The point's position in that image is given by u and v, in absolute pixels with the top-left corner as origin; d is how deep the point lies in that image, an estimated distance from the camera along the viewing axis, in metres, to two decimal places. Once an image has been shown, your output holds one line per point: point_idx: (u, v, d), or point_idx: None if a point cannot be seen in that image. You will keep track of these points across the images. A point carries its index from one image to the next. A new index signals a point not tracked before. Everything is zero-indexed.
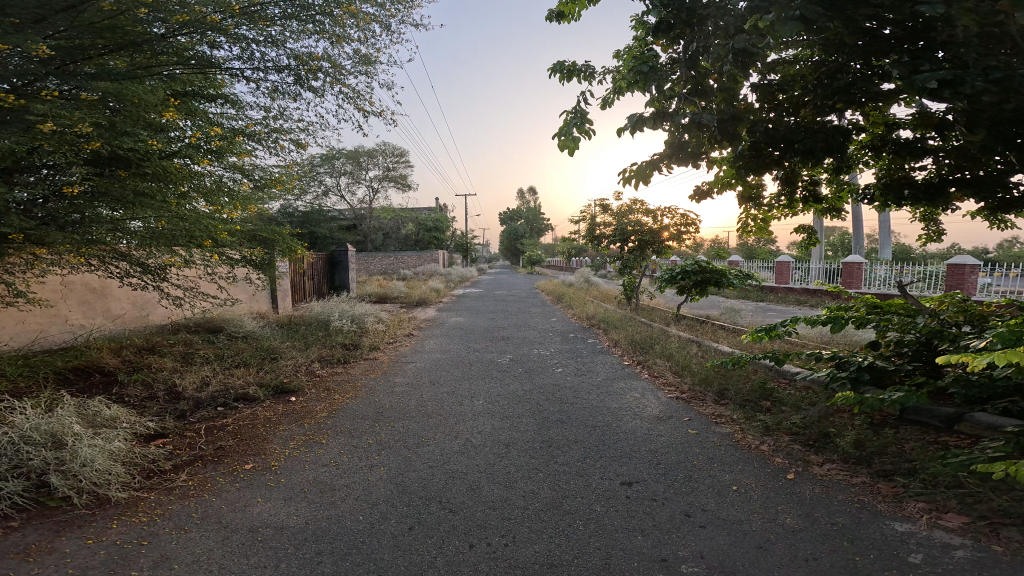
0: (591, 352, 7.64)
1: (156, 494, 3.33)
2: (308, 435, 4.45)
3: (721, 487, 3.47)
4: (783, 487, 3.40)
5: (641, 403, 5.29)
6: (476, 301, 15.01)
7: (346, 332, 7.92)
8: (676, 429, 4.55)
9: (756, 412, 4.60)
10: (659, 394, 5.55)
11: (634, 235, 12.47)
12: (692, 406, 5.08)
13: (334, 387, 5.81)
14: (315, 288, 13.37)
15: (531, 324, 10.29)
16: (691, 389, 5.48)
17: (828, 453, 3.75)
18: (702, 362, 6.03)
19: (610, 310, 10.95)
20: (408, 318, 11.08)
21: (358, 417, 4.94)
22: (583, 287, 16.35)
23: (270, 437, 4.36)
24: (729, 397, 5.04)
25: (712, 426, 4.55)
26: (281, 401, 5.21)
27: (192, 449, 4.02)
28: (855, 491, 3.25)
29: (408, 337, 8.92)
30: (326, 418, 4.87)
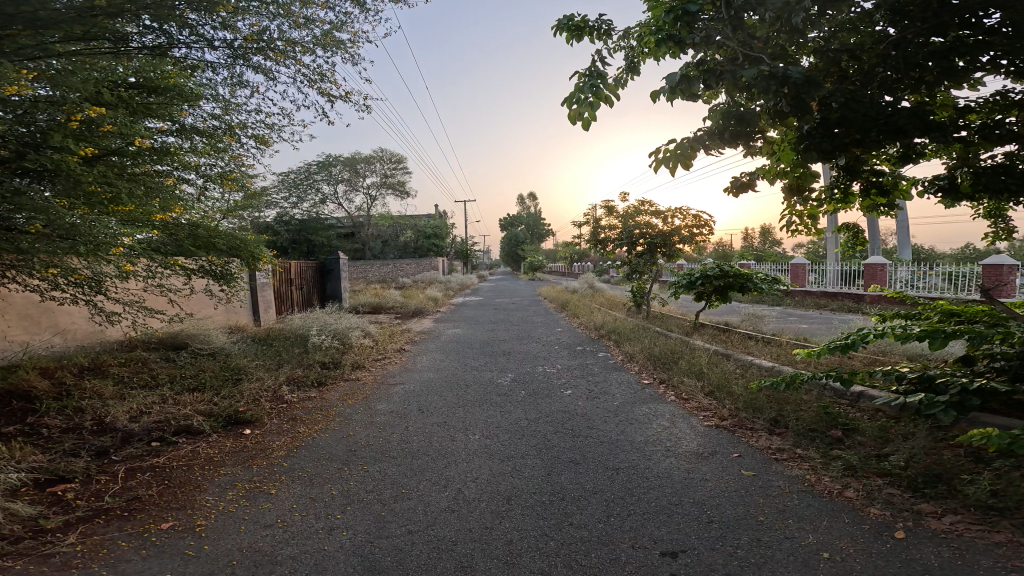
0: (606, 369, 6.69)
1: (24, 564, 2.46)
2: (253, 482, 3.54)
3: (807, 554, 2.54)
4: (896, 553, 2.48)
5: (674, 435, 4.36)
6: (476, 311, 14.08)
7: (328, 349, 7.02)
8: (725, 470, 3.62)
9: (826, 446, 3.67)
10: (694, 422, 4.61)
11: (642, 238, 11.57)
12: (739, 437, 4.14)
13: (302, 416, 4.89)
14: (304, 298, 12.46)
15: (535, 335, 9.36)
16: (733, 416, 4.55)
17: (944, 501, 2.83)
18: (740, 382, 5.10)
19: (622, 320, 10.00)
20: (401, 331, 10.16)
21: (322, 459, 4.00)
22: (588, 294, 15.38)
23: (203, 485, 3.44)
24: (785, 426, 4.11)
25: (771, 464, 3.62)
26: (233, 435, 4.29)
27: (96, 500, 3.11)
28: (1005, 556, 2.35)
29: (399, 353, 8.00)
30: (282, 459, 3.95)
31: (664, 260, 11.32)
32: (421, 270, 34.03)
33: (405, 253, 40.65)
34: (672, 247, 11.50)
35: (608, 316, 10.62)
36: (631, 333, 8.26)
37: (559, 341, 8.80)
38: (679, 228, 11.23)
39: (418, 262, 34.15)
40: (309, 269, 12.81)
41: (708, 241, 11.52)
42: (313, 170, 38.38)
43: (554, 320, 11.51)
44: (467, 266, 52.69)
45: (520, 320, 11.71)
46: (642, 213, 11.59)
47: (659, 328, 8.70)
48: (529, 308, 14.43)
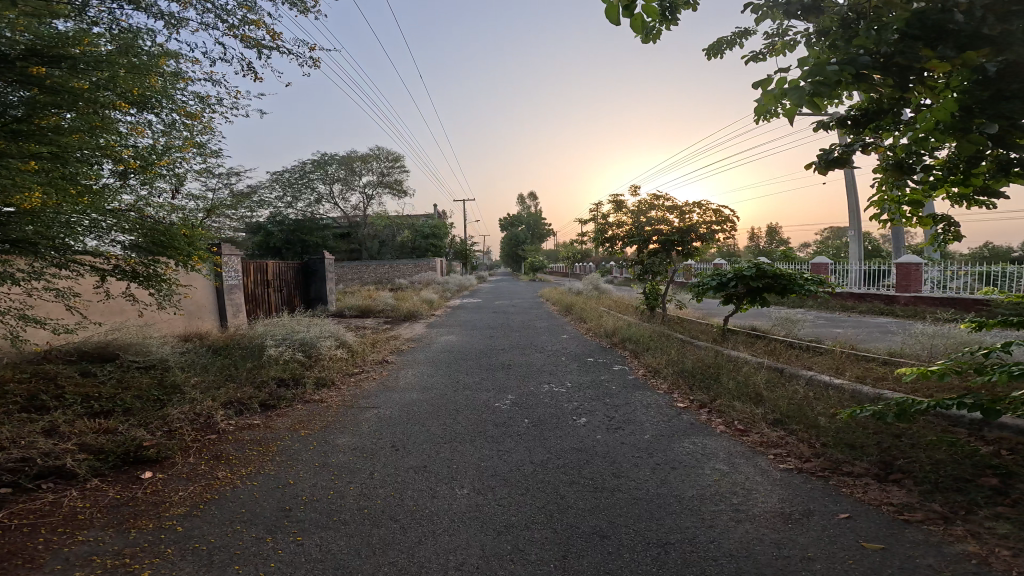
0: (627, 387, 5.56)
1: None
2: (123, 563, 2.39)
3: None
4: None
5: (736, 484, 3.23)
6: (473, 314, 12.92)
7: (296, 364, 5.91)
8: (831, 541, 2.51)
9: (979, 512, 2.55)
10: (759, 462, 3.49)
11: (656, 235, 10.33)
12: (834, 488, 3.01)
13: (234, 454, 3.74)
14: (287, 300, 11.33)
15: (539, 344, 8.18)
16: (815, 456, 3.41)
17: None
18: (812, 413, 3.96)
19: (637, 324, 8.86)
20: (388, 338, 9.03)
21: (238, 522, 2.86)
22: (594, 297, 14.18)
23: (43, 566, 2.31)
24: (903, 477, 2.98)
25: (900, 533, 2.50)
26: (134, 484, 3.15)
27: None
28: None
29: (380, 366, 6.85)
30: (182, 523, 2.80)
31: (680, 259, 10.08)
32: (417, 271, 32.77)
33: (401, 253, 39.44)
34: (689, 245, 10.20)
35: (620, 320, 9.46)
36: (652, 341, 7.12)
37: (567, 351, 7.67)
38: (699, 224, 9.92)
39: (414, 262, 32.87)
40: (293, 269, 11.69)
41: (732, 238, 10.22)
42: (307, 169, 37.25)
43: (560, 325, 10.35)
44: (466, 267, 51.43)
45: (521, 325, 10.56)
46: (656, 207, 10.26)
47: (682, 335, 7.55)
48: (531, 311, 13.26)
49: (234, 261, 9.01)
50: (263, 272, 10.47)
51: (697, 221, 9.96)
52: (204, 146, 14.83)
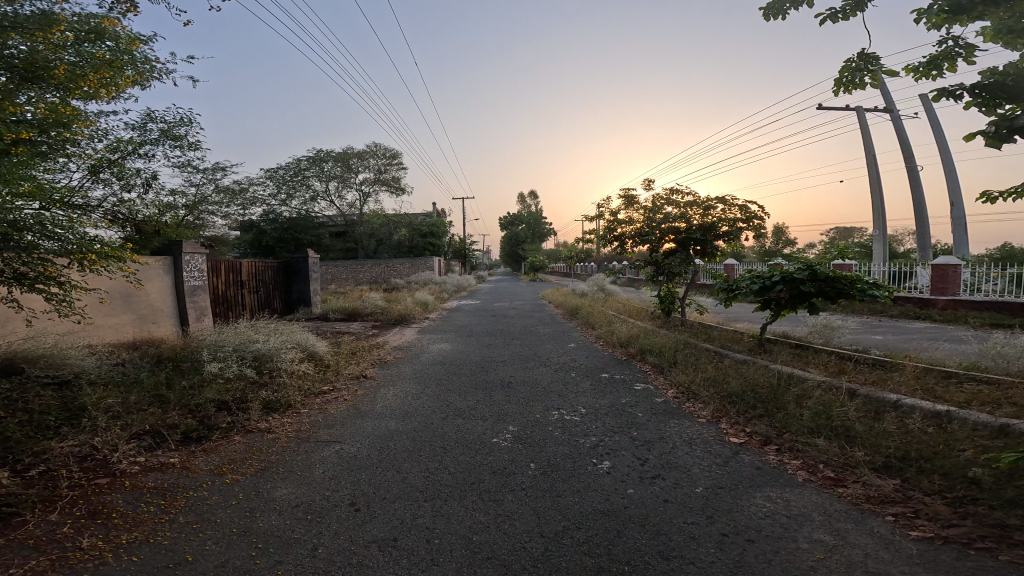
0: (659, 415, 4.52)
1: None
2: None
3: None
4: None
5: (854, 566, 2.23)
6: (470, 317, 11.85)
7: (251, 384, 4.86)
8: None
9: None
10: (878, 529, 2.49)
11: (672, 231, 9.16)
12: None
13: (121, 511, 2.73)
14: (264, 302, 10.29)
15: (544, 355, 7.14)
16: (960, 522, 2.46)
17: None
18: (934, 457, 3.02)
19: (656, 330, 7.82)
20: (375, 344, 8.00)
21: None
22: (601, 299, 13.11)
23: None
24: None
25: None
26: None
27: None
28: None
29: (359, 382, 5.81)
30: None
31: (700, 259, 8.86)
32: (415, 270, 31.74)
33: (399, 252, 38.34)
34: (711, 245, 8.97)
35: (635, 325, 8.41)
36: (679, 353, 6.08)
37: (579, 363, 6.64)
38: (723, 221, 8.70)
39: (411, 261, 31.78)
40: (272, 268, 10.62)
41: (759, 236, 9.05)
42: (302, 165, 36.17)
43: (567, 330, 9.31)
44: (465, 266, 50.30)
45: (525, 329, 9.53)
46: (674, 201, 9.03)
47: (712, 344, 6.51)
48: (535, 314, 12.22)
49: (198, 260, 7.95)
50: (236, 272, 9.41)
51: (721, 217, 8.76)
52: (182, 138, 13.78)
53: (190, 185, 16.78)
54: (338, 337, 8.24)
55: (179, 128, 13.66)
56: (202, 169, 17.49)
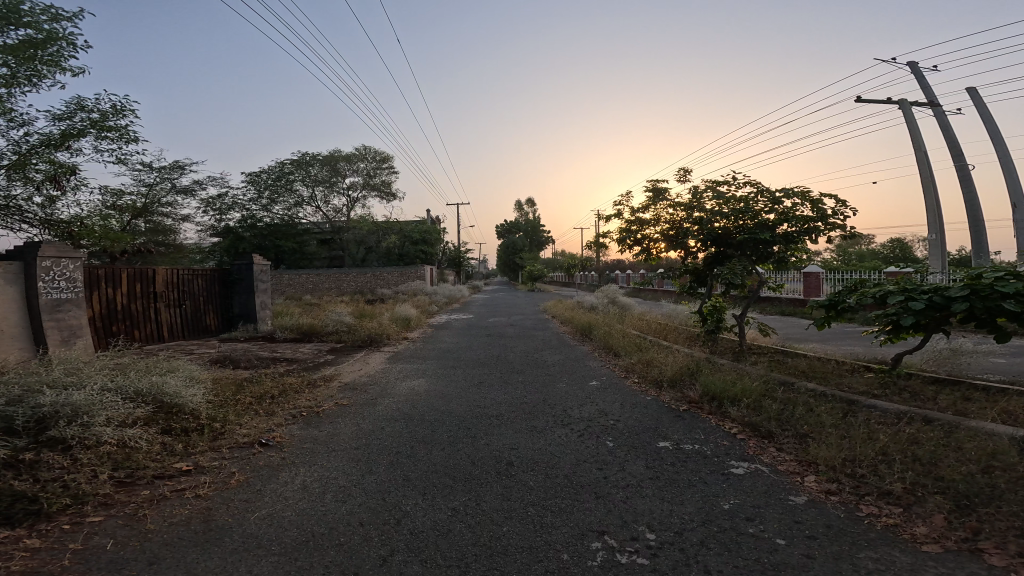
0: (820, 548, 2.32)
1: None
2: None
3: None
4: None
5: None
6: (460, 337, 9.55)
7: (14, 474, 2.71)
8: None
9: None
10: None
11: (719, 230, 6.84)
12: None
13: None
14: (191, 319, 7.98)
15: (563, 404, 4.88)
16: None
17: None
18: None
19: (714, 360, 5.59)
20: (320, 381, 5.65)
21: None
22: (618, 314, 10.85)
23: None
24: None
25: None
26: None
27: None
28: None
29: (269, 455, 3.54)
30: None
31: (761, 264, 6.41)
32: (404, 279, 29.25)
33: (388, 259, 35.95)
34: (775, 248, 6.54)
35: (681, 351, 6.17)
36: (786, 412, 3.82)
37: (619, 421, 4.37)
38: (792, 215, 6.35)
39: (400, 269, 29.37)
40: (204, 277, 8.32)
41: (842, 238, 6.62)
42: (285, 169, 33.94)
43: (586, 357, 7.08)
44: (460, 275, 47.88)
45: (530, 356, 7.26)
46: (721, 188, 6.73)
47: (822, 389, 4.25)
48: (538, 333, 9.93)
49: (72, 268, 5.70)
50: (145, 282, 7.11)
51: (790, 212, 6.37)
52: (120, 130, 11.57)
53: (138, 184, 14.59)
54: (271, 370, 5.92)
55: (114, 118, 11.33)
56: (154, 166, 15.31)
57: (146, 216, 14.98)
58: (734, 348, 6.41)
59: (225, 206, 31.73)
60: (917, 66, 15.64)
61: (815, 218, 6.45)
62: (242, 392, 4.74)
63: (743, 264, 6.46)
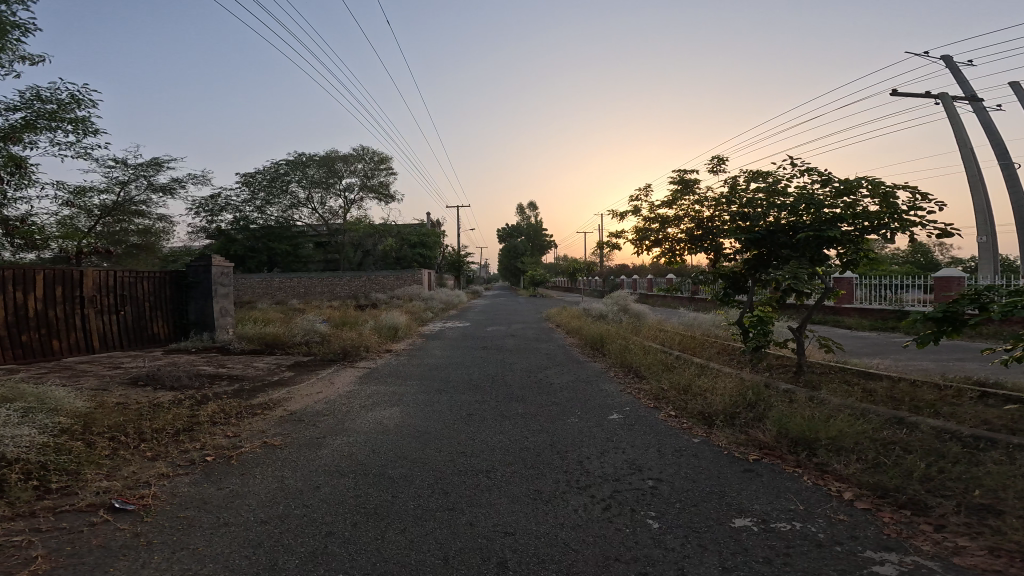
0: None
1: None
2: None
3: None
4: None
5: None
6: (453, 350, 8.28)
7: None
8: None
9: None
10: None
11: (763, 227, 5.59)
12: None
13: None
14: (131, 328, 6.75)
15: (579, 453, 3.61)
16: None
17: None
18: None
19: (774, 388, 4.29)
20: (260, 413, 4.36)
21: None
22: (632, 324, 9.55)
23: None
24: None
25: None
26: None
27: None
28: None
29: (139, 544, 2.32)
30: None
31: (824, 266, 5.08)
32: (400, 283, 27.85)
33: (385, 263, 34.73)
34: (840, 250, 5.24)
35: (726, 373, 4.87)
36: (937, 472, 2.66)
37: (663, 481, 3.07)
38: (862, 210, 5.04)
39: (396, 273, 28.00)
40: (151, 280, 7.10)
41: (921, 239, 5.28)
42: (280, 170, 32.95)
43: (601, 379, 5.78)
44: (460, 280, 46.48)
45: (532, 378, 5.96)
46: (767, 176, 5.50)
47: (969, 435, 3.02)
48: (543, 345, 8.64)
49: None
50: (69, 285, 5.92)
51: (858, 206, 5.07)
52: (80, 121, 10.48)
53: (110, 181, 13.51)
54: (202, 395, 4.64)
55: (73, 108, 10.25)
56: (129, 163, 14.25)
57: (117, 216, 13.89)
58: (789, 369, 5.11)
59: (218, 207, 30.84)
60: (951, 59, 14.53)
61: (888, 214, 5.14)
62: (133, 431, 3.53)
63: (805, 264, 5.03)
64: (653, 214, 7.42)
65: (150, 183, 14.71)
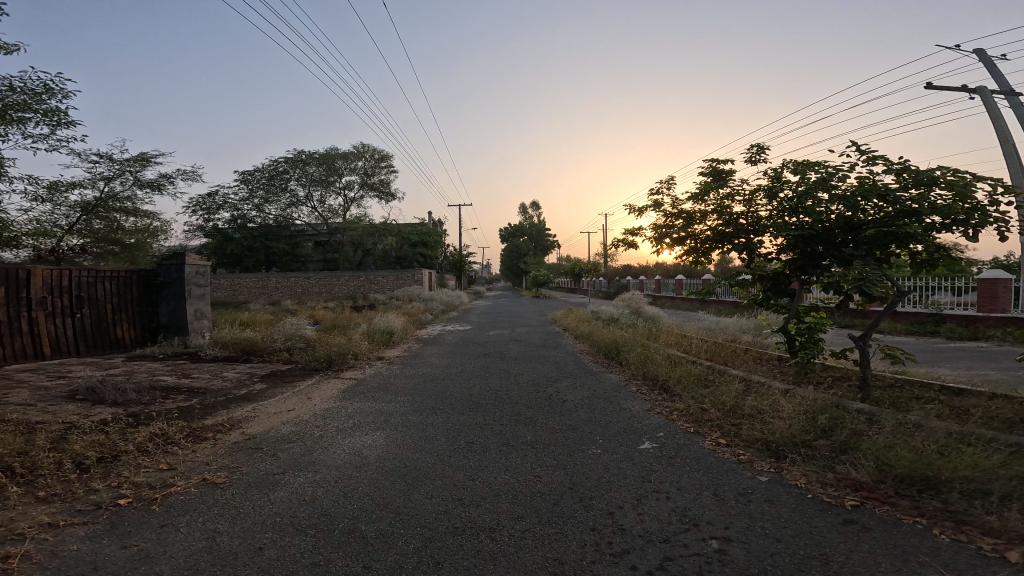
0: None
1: None
2: None
3: None
4: None
5: None
6: (453, 357, 7.52)
7: None
8: None
9: None
10: None
11: (816, 223, 4.80)
12: None
13: None
14: (90, 333, 6.09)
15: (609, 500, 2.84)
16: None
17: None
18: None
19: (849, 410, 3.53)
20: (207, 440, 3.60)
21: None
22: (648, 328, 8.77)
23: None
24: None
25: None
26: None
27: None
28: None
29: None
30: None
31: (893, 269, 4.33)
32: (399, 283, 26.98)
33: (384, 263, 34.00)
34: (911, 248, 4.45)
35: (778, 391, 4.06)
36: None
37: (733, 541, 2.28)
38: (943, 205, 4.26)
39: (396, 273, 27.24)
40: (115, 281, 6.47)
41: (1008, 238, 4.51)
42: (279, 168, 32.30)
43: (622, 396, 4.96)
44: (461, 281, 45.64)
45: (541, 394, 5.16)
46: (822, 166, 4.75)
47: None
48: (550, 353, 7.85)
49: None
50: (15, 287, 5.24)
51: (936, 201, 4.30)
52: (55, 113, 9.81)
53: (93, 176, 12.82)
54: (151, 415, 3.90)
55: (47, 98, 9.58)
56: (115, 158, 13.57)
57: (100, 213, 13.18)
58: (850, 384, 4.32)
59: (214, 205, 30.21)
60: (985, 48, 13.63)
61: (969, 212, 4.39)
62: (27, 466, 2.85)
63: (874, 265, 4.25)
64: (678, 209, 6.65)
65: (136, 179, 14.02)
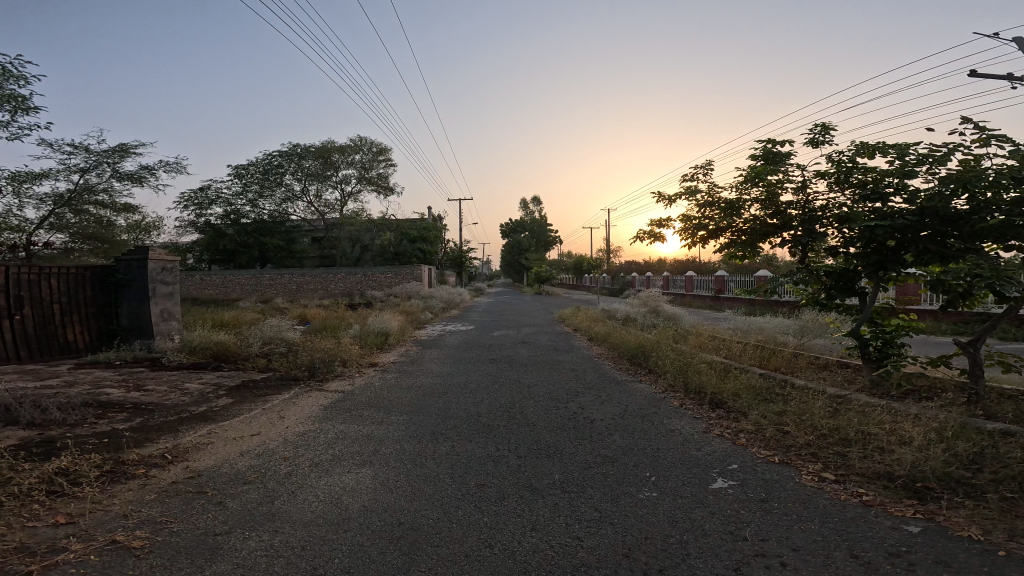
0: None
1: None
2: None
3: None
4: None
5: None
6: (458, 362, 6.72)
7: None
8: None
9: None
10: None
11: (913, 209, 4.09)
12: None
13: None
14: (31, 338, 5.24)
15: (699, 568, 2.06)
16: None
17: None
18: None
19: (983, 428, 2.93)
20: (136, 480, 2.75)
21: None
22: (671, 328, 7.96)
23: None
24: None
25: None
26: None
27: None
28: None
29: None
30: None
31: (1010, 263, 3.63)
32: (398, 279, 26.05)
33: (382, 259, 33.03)
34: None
35: (879, 413, 3.24)
36: None
37: None
38: None
39: (394, 269, 26.31)
40: (62, 279, 5.59)
41: None
42: (273, 162, 31.27)
43: (664, 413, 4.12)
44: (461, 278, 44.60)
45: (563, 411, 4.34)
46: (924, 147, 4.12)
47: None
48: (566, 357, 7.03)
49: None
50: None
51: None
52: (16, 96, 8.85)
53: (66, 167, 11.87)
54: (96, 441, 3.12)
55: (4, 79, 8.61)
56: (91, 148, 12.64)
57: (75, 207, 12.25)
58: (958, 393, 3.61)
59: (207, 200, 29.23)
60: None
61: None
62: None
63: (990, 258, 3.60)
64: (714, 198, 5.79)
65: (115, 171, 13.06)
